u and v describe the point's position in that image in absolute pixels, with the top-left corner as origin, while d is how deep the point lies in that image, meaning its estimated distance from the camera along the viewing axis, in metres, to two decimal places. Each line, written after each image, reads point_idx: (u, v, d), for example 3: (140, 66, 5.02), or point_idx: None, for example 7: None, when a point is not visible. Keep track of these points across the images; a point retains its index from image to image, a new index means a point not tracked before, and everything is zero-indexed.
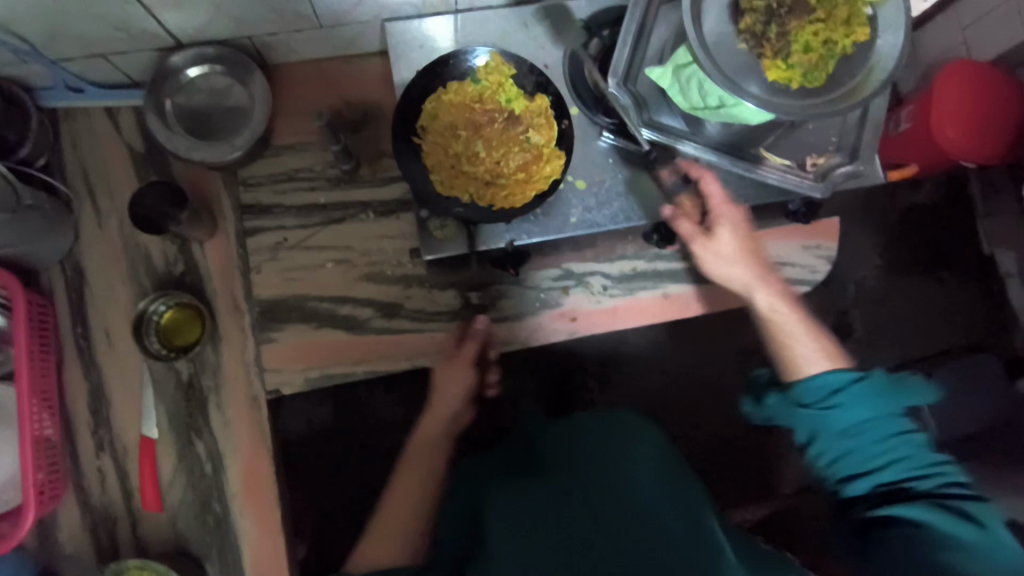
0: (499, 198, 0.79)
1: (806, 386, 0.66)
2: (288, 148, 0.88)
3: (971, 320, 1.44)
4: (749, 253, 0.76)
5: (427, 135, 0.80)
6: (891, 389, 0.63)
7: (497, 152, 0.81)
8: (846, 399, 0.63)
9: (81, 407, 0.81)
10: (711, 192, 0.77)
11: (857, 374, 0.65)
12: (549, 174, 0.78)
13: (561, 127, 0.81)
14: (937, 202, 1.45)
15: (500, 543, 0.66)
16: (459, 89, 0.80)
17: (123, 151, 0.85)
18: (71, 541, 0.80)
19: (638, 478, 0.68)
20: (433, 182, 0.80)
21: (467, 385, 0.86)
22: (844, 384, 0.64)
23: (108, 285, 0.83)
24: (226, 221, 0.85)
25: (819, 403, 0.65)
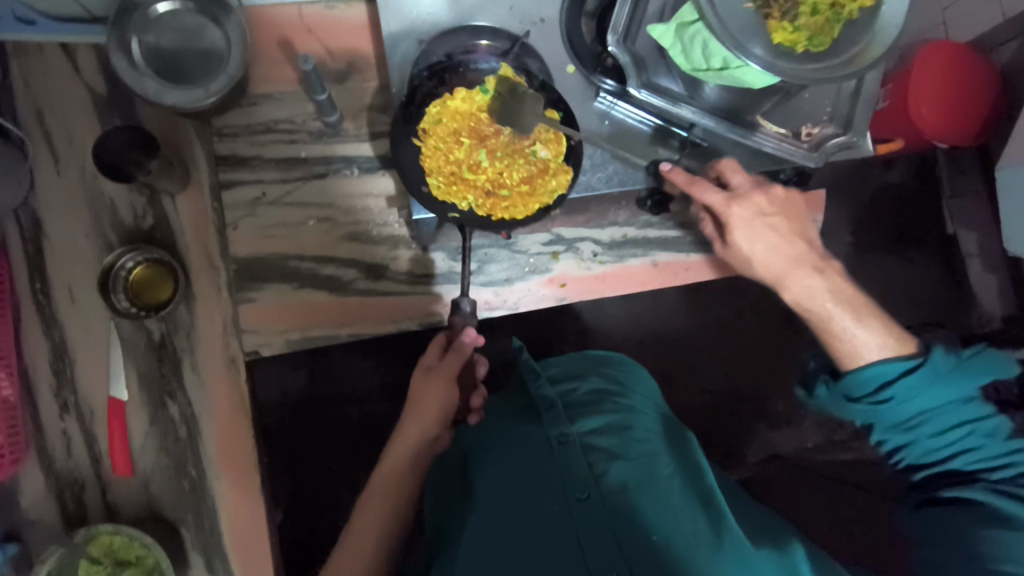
0: (499, 209, 0.75)
1: (856, 378, 0.67)
2: (266, 98, 0.82)
3: (933, 298, 1.49)
4: (753, 259, 0.72)
5: (429, 138, 0.75)
6: (956, 376, 0.64)
7: (502, 163, 0.77)
8: (896, 390, 0.65)
9: (42, 368, 0.76)
10: (709, 199, 0.71)
11: (912, 362, 0.65)
12: (556, 188, 0.75)
13: (572, 143, 0.77)
14: (910, 182, 1.48)
15: (492, 492, 0.72)
16: (466, 95, 0.75)
17: (84, 94, 0.79)
18: (34, 506, 0.76)
19: (628, 434, 0.73)
20: (429, 186, 0.75)
21: (446, 404, 0.77)
22: (897, 376, 0.65)
23: (70, 238, 0.78)
24: (200, 173, 0.80)
25: (868, 394, 0.67)
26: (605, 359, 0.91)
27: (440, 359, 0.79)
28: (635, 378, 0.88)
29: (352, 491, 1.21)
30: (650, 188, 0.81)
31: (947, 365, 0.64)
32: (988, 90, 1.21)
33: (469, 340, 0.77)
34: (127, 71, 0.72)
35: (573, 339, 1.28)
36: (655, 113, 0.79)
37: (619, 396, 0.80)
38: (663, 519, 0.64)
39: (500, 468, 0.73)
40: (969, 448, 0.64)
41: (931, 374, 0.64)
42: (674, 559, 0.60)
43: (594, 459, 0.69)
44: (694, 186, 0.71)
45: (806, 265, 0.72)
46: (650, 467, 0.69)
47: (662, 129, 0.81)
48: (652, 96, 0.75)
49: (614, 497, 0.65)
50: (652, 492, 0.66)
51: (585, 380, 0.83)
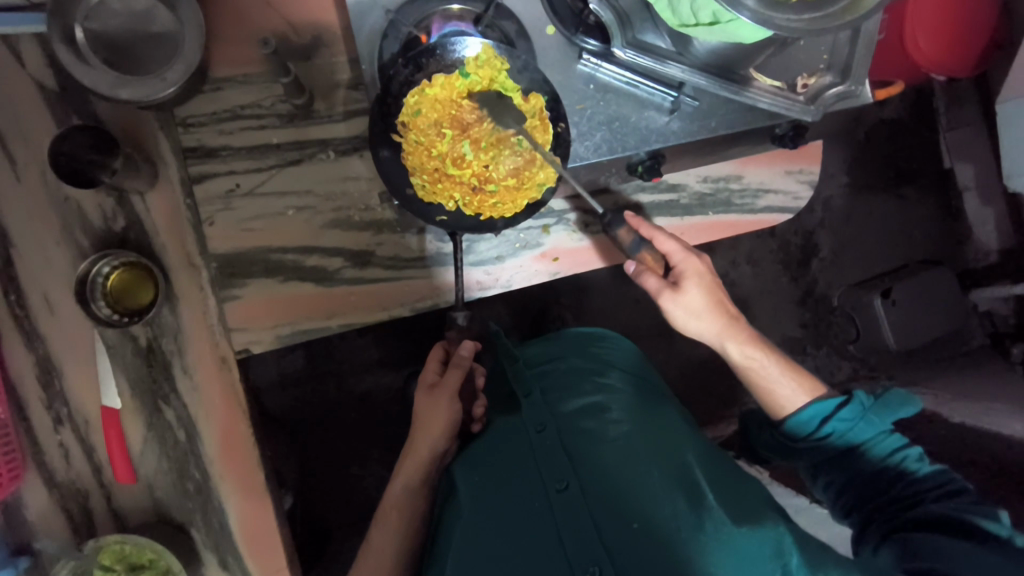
0: (486, 206, 0.74)
1: (800, 419, 0.77)
2: (229, 81, 0.77)
3: (929, 235, 1.47)
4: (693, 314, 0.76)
5: (410, 133, 0.71)
6: (877, 411, 0.76)
7: (486, 155, 0.76)
8: (834, 425, 0.76)
9: (30, 381, 0.75)
10: (668, 248, 0.75)
11: (841, 398, 0.77)
12: (543, 182, 0.74)
13: (557, 130, 0.73)
14: (906, 118, 1.43)
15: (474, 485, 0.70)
16: (445, 82, 0.72)
17: (33, 90, 0.73)
18: (42, 518, 0.76)
19: (610, 418, 0.72)
20: (415, 186, 0.72)
21: (451, 418, 0.76)
22: (832, 411, 0.77)
23: (40, 246, 0.74)
24: (168, 168, 0.76)
25: (812, 430, 0.77)
26: (588, 335, 0.90)
27: (439, 376, 0.80)
28: (619, 354, 0.88)
29: (359, 466, 1.22)
30: (643, 156, 0.78)
31: (869, 402, 0.77)
32: (985, 20, 1.15)
33: (467, 352, 0.79)
34: (76, 64, 0.66)
35: (566, 300, 1.26)
36: (643, 72, 0.75)
37: (599, 375, 0.80)
38: (643, 497, 0.63)
39: (481, 460, 0.73)
40: (901, 471, 0.74)
41: (859, 409, 0.76)
42: (654, 546, 0.59)
43: (571, 443, 0.69)
44: (657, 234, 0.76)
45: (736, 325, 0.77)
46: (628, 448, 0.68)
47: (651, 88, 0.76)
48: (639, 56, 0.73)
49: (593, 483, 0.64)
50: (632, 472, 0.65)
51: (565, 361, 0.84)
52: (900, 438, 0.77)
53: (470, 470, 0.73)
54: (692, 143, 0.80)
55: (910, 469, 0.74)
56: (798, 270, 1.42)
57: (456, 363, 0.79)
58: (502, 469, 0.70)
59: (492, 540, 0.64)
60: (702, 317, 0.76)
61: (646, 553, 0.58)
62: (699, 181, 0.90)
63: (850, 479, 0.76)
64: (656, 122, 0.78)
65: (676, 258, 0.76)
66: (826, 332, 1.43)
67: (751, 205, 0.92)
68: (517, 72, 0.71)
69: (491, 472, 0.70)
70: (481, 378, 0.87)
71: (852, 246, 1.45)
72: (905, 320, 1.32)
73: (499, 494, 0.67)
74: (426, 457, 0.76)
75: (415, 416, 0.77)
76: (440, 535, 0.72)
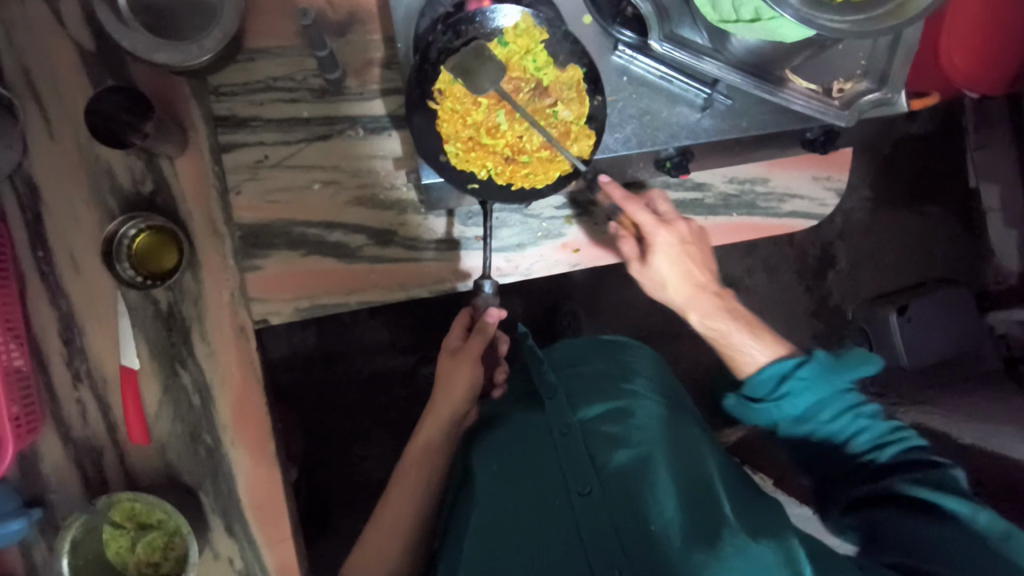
0: (518, 176, 0.75)
1: (756, 380, 0.76)
2: (263, 52, 0.78)
3: (948, 253, 1.46)
4: (664, 285, 0.80)
5: (446, 100, 0.72)
6: (835, 370, 0.73)
7: (520, 127, 0.75)
8: (792, 385, 0.73)
9: (51, 337, 0.76)
10: (639, 219, 0.76)
11: (799, 358, 0.75)
12: (577, 156, 0.75)
13: (595, 103, 0.73)
14: (933, 135, 1.42)
15: (494, 483, 0.71)
16: (484, 51, 0.72)
17: (70, 50, 0.74)
18: (55, 472, 0.77)
19: (634, 423, 0.72)
20: (448, 154, 0.73)
21: (472, 383, 0.76)
22: (788, 371, 0.74)
23: (69, 204, 0.75)
24: (198, 134, 0.76)
25: (768, 391, 0.75)
26: (610, 344, 0.89)
27: (463, 340, 0.79)
28: (645, 363, 0.87)
29: (364, 447, 1.23)
30: (671, 151, 0.78)
31: (827, 361, 0.74)
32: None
33: (492, 320, 0.75)
34: (114, 24, 0.66)
35: (578, 296, 1.26)
36: (677, 67, 0.75)
37: (624, 381, 0.80)
38: (660, 506, 0.63)
39: (502, 455, 0.74)
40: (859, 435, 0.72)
41: (817, 369, 0.73)
42: (672, 554, 0.60)
43: (594, 447, 0.69)
44: (629, 204, 0.76)
45: (704, 295, 0.80)
46: (650, 453, 0.68)
47: (684, 82, 0.76)
48: (674, 51, 0.72)
49: (614, 486, 0.65)
50: (654, 480, 0.65)
51: (590, 367, 0.84)
52: (856, 397, 0.73)
53: (491, 467, 0.73)
54: (721, 142, 0.79)
55: (864, 430, 0.72)
56: (813, 280, 1.42)
57: (478, 329, 0.76)
58: (524, 467, 0.71)
59: (509, 540, 0.65)
60: (672, 286, 0.79)
61: (661, 559, 0.60)
62: (726, 181, 0.89)
63: (802, 437, 0.75)
64: (687, 118, 0.77)
65: (648, 228, 0.76)
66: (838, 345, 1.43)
67: (775, 209, 0.91)
68: (556, 44, 0.73)
69: (512, 470, 0.71)
70: (504, 346, 0.84)
71: (870, 260, 1.44)
72: (919, 337, 1.31)
73: (520, 492, 0.69)
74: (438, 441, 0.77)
75: (437, 378, 0.78)
76: (456, 526, 0.73)
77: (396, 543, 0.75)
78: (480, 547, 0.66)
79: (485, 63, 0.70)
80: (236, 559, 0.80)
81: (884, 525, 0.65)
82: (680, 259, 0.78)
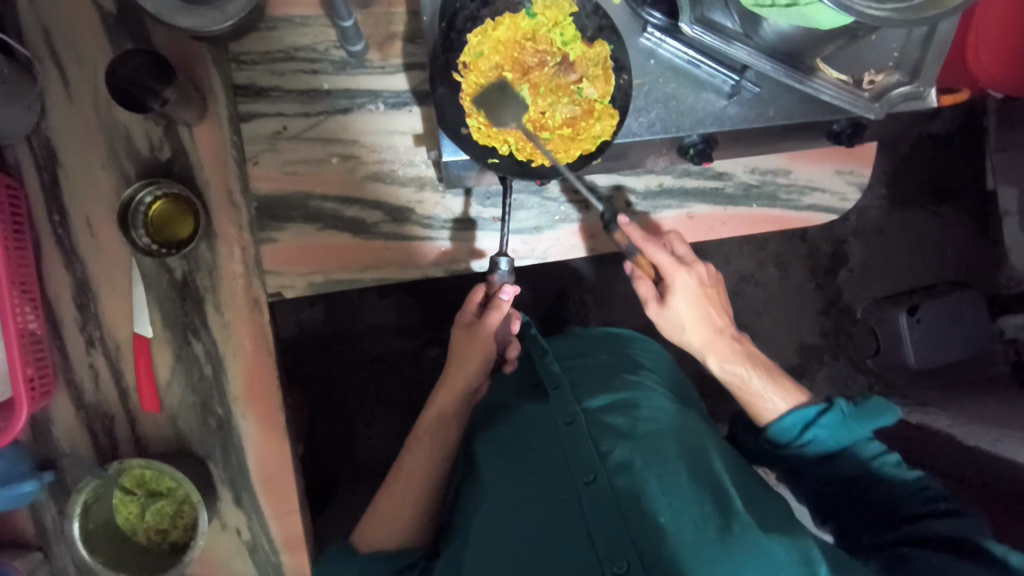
0: (539, 153, 0.74)
1: (781, 426, 0.77)
2: (286, 21, 0.76)
3: (963, 256, 1.44)
4: (682, 327, 0.77)
5: (471, 74, 0.72)
6: (857, 419, 0.74)
7: (543, 100, 0.76)
8: (815, 433, 0.75)
9: (65, 302, 0.75)
10: (658, 261, 0.75)
11: (821, 406, 0.76)
12: (599, 135, 0.73)
13: (619, 81, 0.72)
14: (953, 135, 1.40)
15: (496, 471, 0.71)
16: (511, 23, 0.73)
17: (91, 12, 0.73)
18: (67, 437, 0.77)
19: (640, 415, 0.71)
20: (470, 128, 0.71)
21: (487, 356, 0.77)
22: (813, 418, 0.76)
23: (86, 169, 0.74)
24: (218, 104, 0.75)
25: (793, 438, 0.76)
26: (616, 335, 0.89)
27: (477, 316, 0.78)
28: (651, 356, 0.87)
29: (367, 426, 1.22)
30: (695, 139, 0.77)
31: (849, 410, 0.75)
32: None
33: (506, 296, 0.75)
34: None
35: (586, 284, 1.25)
36: (706, 52, 0.74)
37: (629, 373, 0.80)
38: (666, 498, 0.63)
39: (506, 442, 0.73)
40: (881, 478, 0.73)
41: (839, 417, 0.75)
42: (681, 546, 0.60)
43: (599, 436, 0.69)
44: (649, 245, 0.74)
45: (721, 338, 0.78)
46: (656, 445, 0.68)
47: (712, 67, 0.74)
48: (705, 34, 0.70)
49: (621, 477, 0.65)
50: (661, 471, 0.65)
51: (594, 357, 0.83)
52: (879, 445, 0.75)
53: (496, 453, 0.72)
54: (747, 131, 0.78)
55: (888, 478, 0.73)
56: (825, 278, 1.40)
57: (492, 305, 0.75)
58: (528, 454, 0.70)
59: (513, 527, 0.64)
60: (691, 330, 0.77)
61: (671, 550, 0.59)
62: (747, 171, 0.88)
63: (824, 482, 0.76)
64: (713, 104, 0.76)
65: (666, 270, 0.75)
66: (845, 344, 1.42)
67: (795, 201, 0.90)
68: (585, 17, 0.73)
69: (516, 457, 0.70)
70: (516, 322, 0.83)
71: (883, 259, 1.42)
72: (930, 338, 1.29)
73: (525, 478, 0.68)
74: (451, 419, 0.77)
75: (452, 350, 0.78)
76: (461, 511, 0.73)
77: (407, 515, 0.75)
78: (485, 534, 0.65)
79: (508, 99, 0.73)
80: (243, 531, 0.81)
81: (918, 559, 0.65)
82: (699, 302, 0.76)
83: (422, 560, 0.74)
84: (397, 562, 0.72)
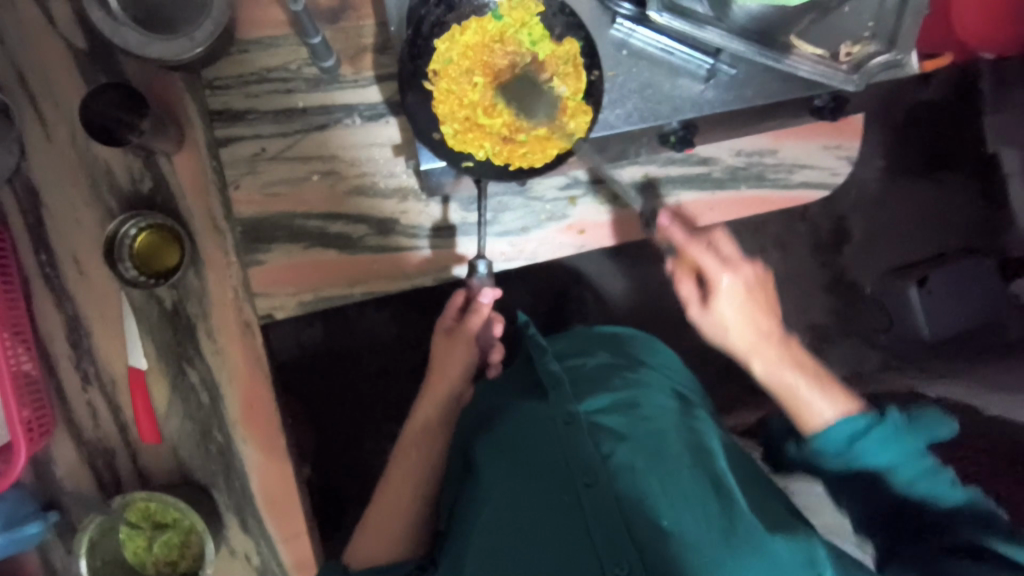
0: (516, 155, 0.73)
1: (821, 440, 0.67)
2: (257, 43, 0.76)
3: (967, 222, 1.42)
4: (725, 331, 0.71)
5: (441, 81, 0.72)
6: (910, 434, 0.63)
7: (516, 103, 0.75)
8: (862, 448, 0.64)
9: (59, 340, 0.76)
10: (702, 262, 0.70)
11: (869, 417, 0.65)
12: (573, 132, 0.73)
13: (590, 78, 0.73)
14: (946, 101, 1.37)
15: (494, 475, 0.69)
16: (477, 26, 0.73)
17: (63, 50, 0.73)
18: (69, 474, 0.77)
19: (641, 415, 0.70)
20: (445, 134, 0.72)
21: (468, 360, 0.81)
22: (859, 430, 0.65)
23: (69, 206, 0.75)
24: (195, 130, 0.75)
25: (837, 453, 0.66)
26: (615, 334, 0.88)
27: (456, 321, 0.83)
28: (652, 353, 0.85)
29: (375, 442, 1.21)
30: (675, 126, 0.76)
31: (903, 423, 0.64)
32: None
33: (487, 300, 0.79)
34: (104, 19, 0.64)
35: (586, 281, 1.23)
36: (678, 37, 0.73)
37: (629, 371, 0.78)
38: (667, 501, 0.62)
39: (506, 446, 0.72)
40: (933, 502, 0.61)
41: (890, 432, 0.63)
42: (685, 549, 0.59)
43: (600, 438, 0.67)
44: (691, 245, 0.70)
45: (767, 342, 0.70)
46: (657, 446, 0.67)
47: (685, 53, 0.74)
48: (675, 19, 0.70)
49: (622, 479, 0.64)
50: (663, 471, 0.64)
51: (593, 356, 0.81)
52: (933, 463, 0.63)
53: (495, 458, 0.71)
54: (727, 113, 0.77)
55: (940, 497, 0.62)
56: (828, 256, 1.37)
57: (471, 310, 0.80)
58: (527, 457, 0.69)
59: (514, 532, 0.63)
60: (737, 333, 0.70)
61: (673, 553, 0.59)
62: (732, 154, 0.87)
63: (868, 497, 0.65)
64: (690, 90, 0.75)
65: (711, 271, 0.69)
66: (856, 321, 1.38)
67: (785, 180, 0.89)
68: (551, 16, 0.73)
69: (515, 461, 0.69)
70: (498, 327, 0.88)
71: (886, 232, 1.39)
72: (939, 309, 1.28)
73: (524, 482, 0.67)
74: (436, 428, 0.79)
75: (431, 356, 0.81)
76: (456, 518, 0.72)
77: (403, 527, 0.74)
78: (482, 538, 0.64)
79: (539, 95, 0.75)
80: (253, 556, 0.81)
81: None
82: (745, 306, 0.70)
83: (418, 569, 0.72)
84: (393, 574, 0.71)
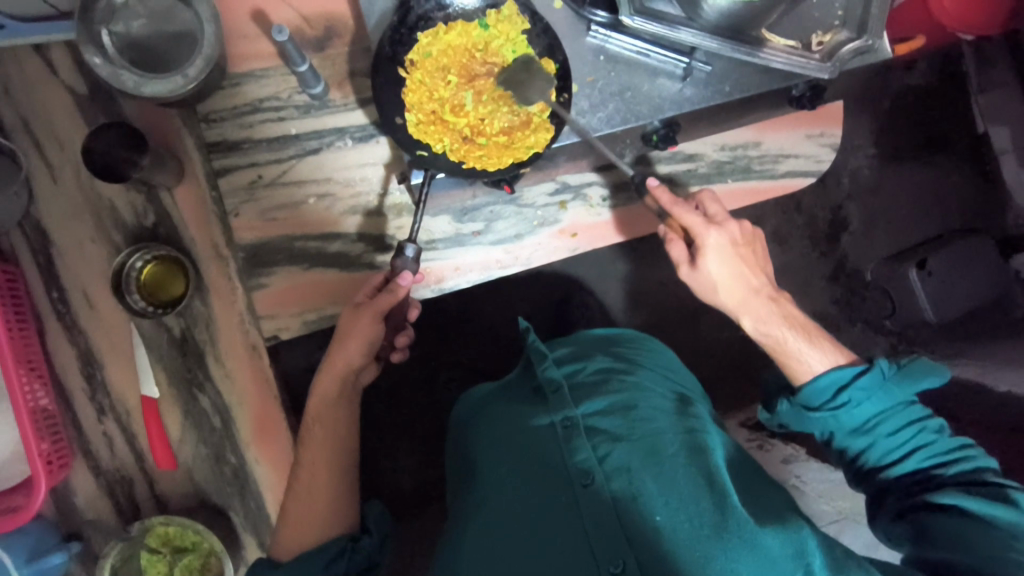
0: (471, 155, 0.75)
1: (813, 388, 0.72)
2: (248, 75, 0.78)
3: (964, 203, 1.41)
4: (715, 288, 0.75)
5: (416, 71, 0.74)
6: (898, 380, 0.70)
7: (484, 108, 0.77)
8: (851, 394, 0.70)
9: (73, 373, 0.78)
10: (689, 221, 0.73)
11: (858, 367, 0.72)
12: (531, 145, 0.74)
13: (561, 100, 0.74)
14: (934, 83, 1.38)
15: (494, 483, 0.71)
16: (462, 30, 0.75)
17: (65, 96, 0.77)
18: (90, 504, 0.80)
19: (638, 415, 0.70)
20: (407, 120, 0.74)
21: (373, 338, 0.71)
22: (849, 380, 0.71)
23: (76, 244, 0.78)
24: (193, 164, 0.78)
25: (827, 401, 0.72)
26: (615, 337, 0.87)
27: (372, 297, 0.73)
28: (650, 354, 0.84)
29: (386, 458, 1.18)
30: (656, 125, 0.78)
31: (891, 371, 0.70)
32: None
33: (404, 283, 0.71)
34: (102, 64, 0.67)
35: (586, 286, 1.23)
36: (653, 40, 0.75)
37: (626, 373, 0.77)
38: (662, 504, 0.63)
39: (506, 451, 0.73)
40: (917, 444, 0.69)
41: (878, 378, 0.70)
42: (678, 546, 0.60)
43: (598, 441, 0.68)
44: (677, 208, 0.73)
45: (757, 299, 0.75)
46: (655, 445, 0.67)
47: (662, 54, 0.76)
48: (647, 24, 0.71)
49: (618, 481, 0.65)
50: (656, 470, 0.65)
51: (591, 360, 0.80)
52: (918, 408, 0.71)
53: (496, 466, 0.72)
54: (706, 110, 0.80)
55: (924, 440, 0.69)
56: (828, 246, 1.36)
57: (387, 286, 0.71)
58: (526, 460, 0.70)
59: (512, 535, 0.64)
60: (725, 290, 0.74)
61: (665, 549, 0.60)
62: (717, 149, 0.88)
63: (862, 450, 0.71)
64: (669, 89, 0.78)
65: (697, 230, 0.73)
66: (859, 308, 1.38)
67: (770, 170, 0.90)
68: (535, 36, 0.75)
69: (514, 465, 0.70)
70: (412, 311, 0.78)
71: (884, 218, 1.39)
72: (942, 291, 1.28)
73: (524, 484, 0.68)
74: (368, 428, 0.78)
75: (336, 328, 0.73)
76: (452, 525, 0.73)
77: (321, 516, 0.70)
78: (479, 542, 0.65)
79: (535, 76, 0.73)
80: None
81: (931, 524, 0.63)
82: (733, 261, 0.74)
83: (349, 542, 0.69)
84: (326, 555, 0.67)
